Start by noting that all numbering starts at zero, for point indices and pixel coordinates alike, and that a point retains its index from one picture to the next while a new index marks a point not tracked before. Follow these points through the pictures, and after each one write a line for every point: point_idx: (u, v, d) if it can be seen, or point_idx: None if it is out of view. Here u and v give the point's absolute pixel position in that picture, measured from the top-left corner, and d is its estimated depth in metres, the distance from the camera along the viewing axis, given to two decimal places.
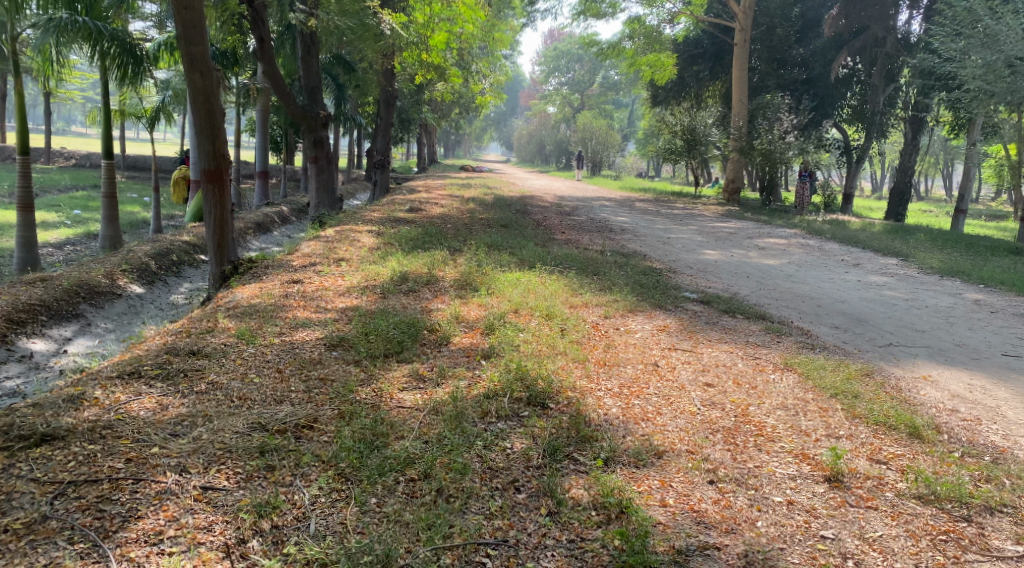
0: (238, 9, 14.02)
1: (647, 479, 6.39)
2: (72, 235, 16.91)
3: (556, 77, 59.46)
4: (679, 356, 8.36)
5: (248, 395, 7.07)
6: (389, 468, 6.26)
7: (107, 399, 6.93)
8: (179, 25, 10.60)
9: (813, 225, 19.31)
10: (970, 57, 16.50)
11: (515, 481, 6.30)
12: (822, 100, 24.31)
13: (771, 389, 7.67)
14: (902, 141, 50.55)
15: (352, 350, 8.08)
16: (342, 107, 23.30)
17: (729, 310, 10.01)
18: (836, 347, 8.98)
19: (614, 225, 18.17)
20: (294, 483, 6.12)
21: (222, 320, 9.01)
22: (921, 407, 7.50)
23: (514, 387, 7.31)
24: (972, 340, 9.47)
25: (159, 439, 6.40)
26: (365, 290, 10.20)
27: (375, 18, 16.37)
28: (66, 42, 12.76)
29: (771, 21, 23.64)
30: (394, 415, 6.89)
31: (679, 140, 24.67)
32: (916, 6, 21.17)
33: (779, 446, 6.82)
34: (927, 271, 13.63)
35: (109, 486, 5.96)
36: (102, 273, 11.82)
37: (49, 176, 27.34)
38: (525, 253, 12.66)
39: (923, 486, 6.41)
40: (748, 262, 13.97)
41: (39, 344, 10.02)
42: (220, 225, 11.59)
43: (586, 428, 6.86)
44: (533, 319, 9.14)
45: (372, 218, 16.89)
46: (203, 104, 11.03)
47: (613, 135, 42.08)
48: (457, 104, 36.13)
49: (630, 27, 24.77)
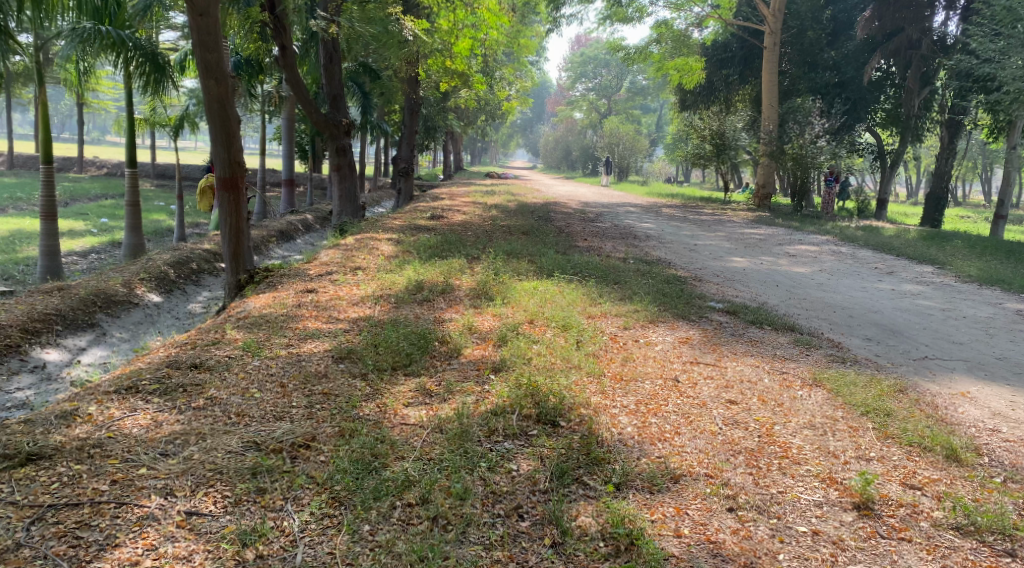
0: (261, 17, 13.74)
1: (661, 506, 6.02)
2: (97, 243, 16.85)
3: (582, 82, 58.61)
4: (702, 370, 7.98)
5: (246, 412, 6.80)
6: (386, 492, 5.95)
7: (101, 415, 6.69)
8: (194, 32, 10.35)
9: (846, 231, 18.76)
10: (1010, 58, 16.02)
11: (518, 507, 5.96)
12: (854, 104, 23.55)
13: (798, 406, 7.27)
14: (937, 145, 49.61)
15: (359, 362, 7.78)
16: (368, 115, 23.06)
17: (756, 321, 9.58)
18: (868, 360, 8.54)
19: (640, 232, 17.76)
20: (285, 507, 5.85)
21: (230, 331, 8.74)
22: (959, 426, 7.07)
23: (524, 404, 6.96)
24: (1014, 353, 8.98)
25: (149, 459, 6.16)
26: (379, 299, 9.93)
27: (398, 24, 16.14)
28: (92, 52, 12.52)
29: (801, 24, 23.08)
30: (396, 433, 6.58)
31: (707, 145, 24.26)
32: (953, 6, 20.57)
33: (805, 469, 6.41)
34: (965, 280, 13.11)
35: (90, 511, 5.73)
36: (119, 282, 11.63)
37: (79, 185, 27.43)
38: (545, 261, 12.32)
39: (961, 515, 5.99)
40: (777, 269, 13.53)
41: (53, 354, 9.83)
42: (235, 235, 11.32)
43: (598, 449, 6.50)
44: (549, 330, 8.80)
45: (393, 226, 16.68)
46: (218, 111, 10.78)
47: (640, 141, 41.78)
48: (484, 112, 35.88)
49: (658, 31, 24.49)
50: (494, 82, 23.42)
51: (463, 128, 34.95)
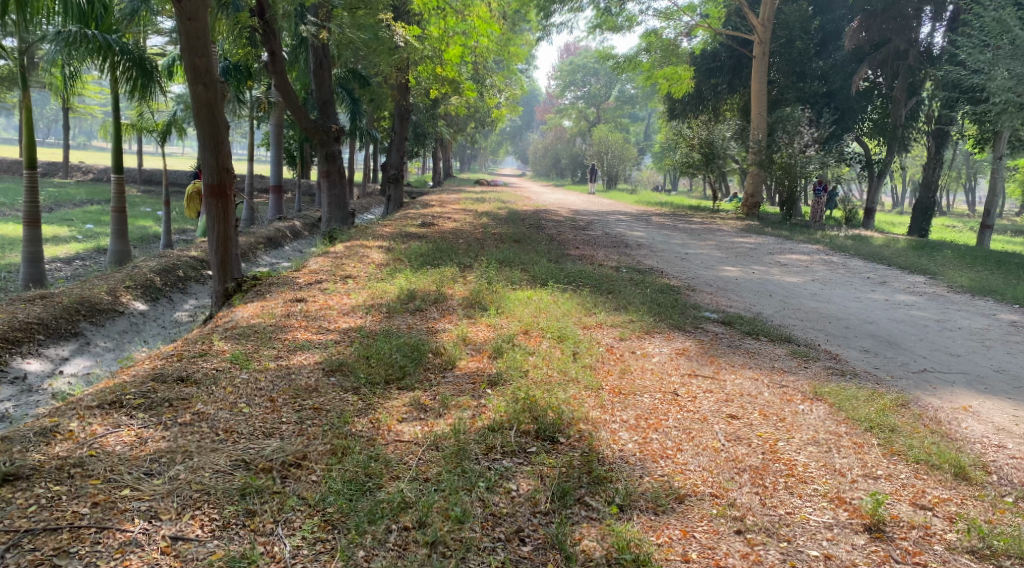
0: (251, 23, 13.53)
1: (667, 528, 5.84)
2: (82, 250, 16.52)
3: (572, 90, 57.90)
4: (700, 383, 7.79)
5: (235, 428, 6.57)
6: (381, 514, 5.76)
7: (84, 432, 6.44)
8: (182, 37, 10.12)
9: (836, 241, 18.64)
10: (998, 69, 16.04)
11: (519, 531, 5.78)
12: (842, 114, 23.67)
13: (800, 422, 7.10)
14: (922, 156, 49.97)
15: (351, 376, 7.56)
16: (358, 121, 22.81)
17: (752, 331, 9.43)
18: (868, 373, 8.39)
19: (631, 240, 17.58)
20: (276, 531, 5.66)
21: (218, 341, 8.50)
22: (965, 443, 6.91)
23: (522, 419, 6.77)
24: (1012, 365, 8.85)
25: (133, 479, 5.95)
26: (370, 308, 9.72)
27: (388, 31, 16.05)
28: (77, 57, 12.24)
29: (789, 34, 23.06)
30: (390, 451, 6.38)
31: (696, 153, 24.17)
32: (939, 18, 20.64)
33: (812, 489, 6.24)
34: (958, 290, 13.01)
35: (69, 536, 5.51)
36: (104, 290, 11.36)
37: (65, 191, 27.01)
38: (538, 270, 12.12)
39: (976, 538, 5.85)
40: (770, 279, 13.40)
41: (34, 364, 9.56)
42: (223, 241, 11.06)
43: (599, 467, 6.31)
44: (544, 342, 8.60)
45: (384, 232, 16.46)
46: (207, 117, 10.54)
47: (629, 149, 41.67)
48: (473, 119, 35.76)
49: (647, 40, 24.39)
50: (483, 90, 23.24)
51: (453, 136, 34.79)
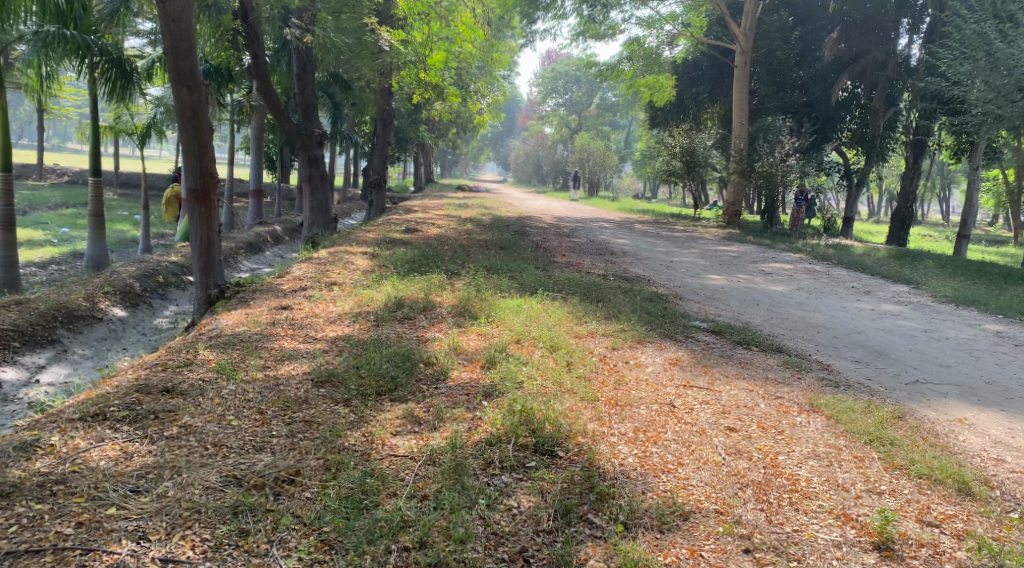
0: (234, 25, 13.19)
1: (673, 547, 5.74)
2: (58, 254, 16.18)
3: (553, 98, 57.99)
4: (695, 394, 7.66)
5: (224, 442, 6.37)
6: (380, 533, 5.61)
7: (66, 446, 6.22)
8: (166, 38, 9.90)
9: (817, 250, 18.60)
10: (976, 81, 16.04)
11: (523, 550, 5.65)
12: (822, 124, 23.81)
13: (799, 435, 6.98)
14: (899, 166, 50.26)
15: (341, 387, 7.35)
16: (339, 126, 22.53)
17: (743, 341, 9.32)
18: (860, 385, 8.28)
19: (616, 248, 17.46)
20: (271, 552, 5.49)
21: (202, 350, 8.26)
22: (964, 456, 6.82)
23: (519, 432, 6.61)
24: (1002, 377, 8.79)
25: (119, 498, 5.74)
26: (357, 316, 9.52)
27: (374, 35, 16.07)
28: (56, 58, 11.95)
29: (771, 43, 23.10)
30: (386, 466, 6.21)
31: (678, 161, 24.19)
32: (916, 30, 20.71)
33: (817, 505, 6.14)
34: (942, 300, 12.99)
35: (52, 559, 5.32)
36: (82, 295, 11.07)
37: (40, 194, 26.53)
38: (526, 278, 11.96)
39: (986, 556, 5.77)
40: (755, 287, 13.32)
41: (9, 373, 9.29)
42: (205, 246, 10.79)
43: (602, 482, 6.17)
44: (538, 351, 8.45)
45: (367, 238, 16.24)
46: (191, 121, 10.28)
47: (610, 156, 41.50)
48: (455, 124, 35.52)
49: (630, 49, 24.27)
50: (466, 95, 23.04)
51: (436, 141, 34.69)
